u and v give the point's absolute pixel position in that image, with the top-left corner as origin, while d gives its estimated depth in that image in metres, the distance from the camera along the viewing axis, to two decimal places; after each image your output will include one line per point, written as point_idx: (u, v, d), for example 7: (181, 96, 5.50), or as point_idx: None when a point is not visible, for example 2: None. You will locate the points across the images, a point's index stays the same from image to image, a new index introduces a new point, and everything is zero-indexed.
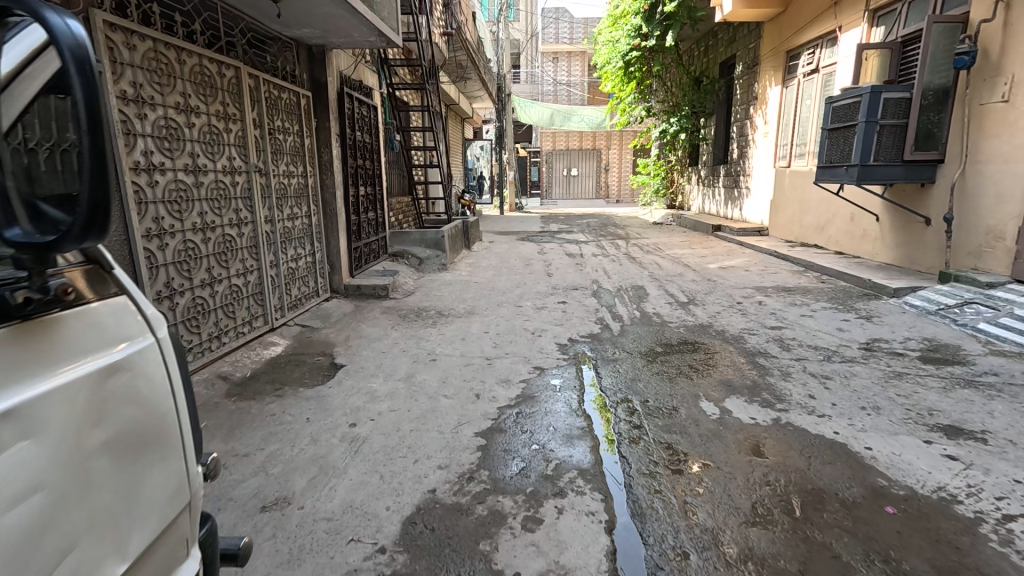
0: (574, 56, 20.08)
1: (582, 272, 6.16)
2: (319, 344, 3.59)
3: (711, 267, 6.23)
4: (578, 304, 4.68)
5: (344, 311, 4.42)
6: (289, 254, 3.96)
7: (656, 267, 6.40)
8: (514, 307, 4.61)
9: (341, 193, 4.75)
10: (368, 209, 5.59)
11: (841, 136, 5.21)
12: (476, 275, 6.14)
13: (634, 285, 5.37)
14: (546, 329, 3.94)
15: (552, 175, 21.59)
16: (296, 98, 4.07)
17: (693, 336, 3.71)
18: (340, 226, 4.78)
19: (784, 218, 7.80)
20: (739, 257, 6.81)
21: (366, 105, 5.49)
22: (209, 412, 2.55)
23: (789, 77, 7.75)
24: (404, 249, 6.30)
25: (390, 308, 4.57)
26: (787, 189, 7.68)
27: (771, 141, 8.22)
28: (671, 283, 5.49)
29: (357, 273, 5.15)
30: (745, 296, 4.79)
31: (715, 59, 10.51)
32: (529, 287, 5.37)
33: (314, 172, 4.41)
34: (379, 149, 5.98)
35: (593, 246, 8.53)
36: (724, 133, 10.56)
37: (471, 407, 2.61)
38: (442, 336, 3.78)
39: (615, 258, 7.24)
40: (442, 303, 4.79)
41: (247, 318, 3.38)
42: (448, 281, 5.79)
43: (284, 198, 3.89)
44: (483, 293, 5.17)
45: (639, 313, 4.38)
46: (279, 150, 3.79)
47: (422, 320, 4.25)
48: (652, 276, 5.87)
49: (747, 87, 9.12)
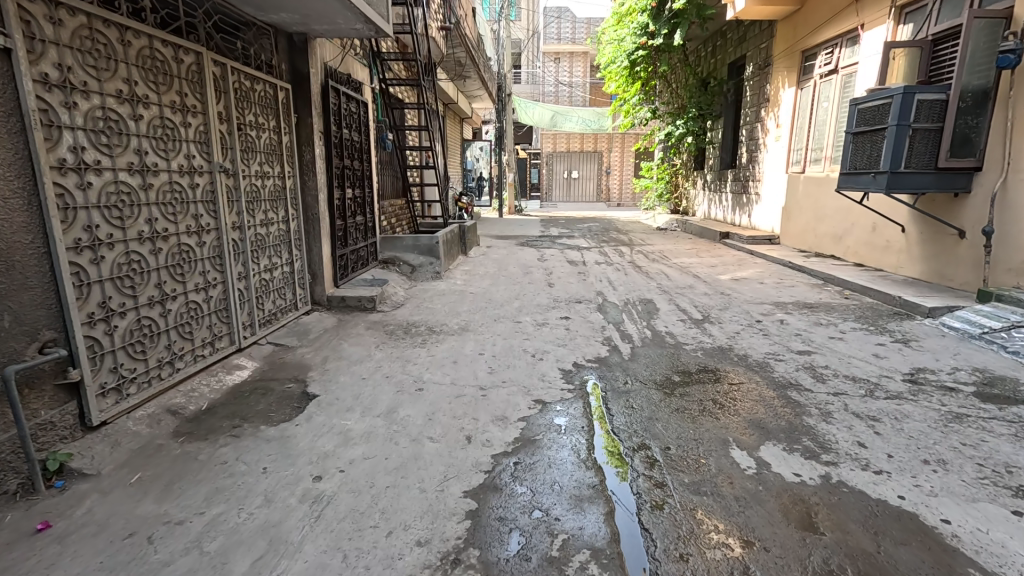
0: (576, 57, 19.69)
1: (585, 283, 5.76)
2: (292, 368, 3.18)
3: (723, 279, 5.84)
4: (582, 320, 4.29)
5: (325, 326, 4.01)
6: (262, 264, 3.56)
7: (664, 278, 5.99)
8: (512, 323, 4.21)
9: (323, 196, 4.35)
10: (356, 213, 5.20)
11: (868, 140, 4.82)
12: (473, 285, 5.73)
13: (642, 299, 4.97)
14: (548, 351, 3.54)
15: (552, 177, 21.20)
16: (272, 90, 3.66)
17: (713, 362, 3.30)
18: (324, 232, 4.38)
19: (796, 225, 7.42)
20: (752, 267, 6.42)
21: (355, 101, 5.09)
22: (147, 459, 2.13)
23: (804, 78, 7.36)
24: (396, 255, 5.90)
25: (376, 323, 4.16)
26: (801, 196, 7.30)
27: (783, 145, 7.85)
28: (682, 296, 5.10)
29: (342, 282, 4.75)
30: (764, 313, 4.39)
31: (723, 59, 10.12)
32: (529, 300, 4.98)
33: (294, 173, 4.00)
34: (369, 149, 5.58)
35: (595, 253, 8.13)
36: (732, 136, 10.18)
37: (462, 455, 2.20)
38: (431, 358, 3.37)
39: (619, 267, 6.85)
40: (434, 317, 4.39)
41: (209, 338, 2.97)
42: (441, 291, 5.39)
43: (257, 202, 3.48)
44: (479, 305, 4.78)
45: (650, 332, 3.98)
46: (251, 148, 3.39)
47: (411, 338, 3.84)
48: (661, 288, 5.48)
49: (758, 89, 8.74)
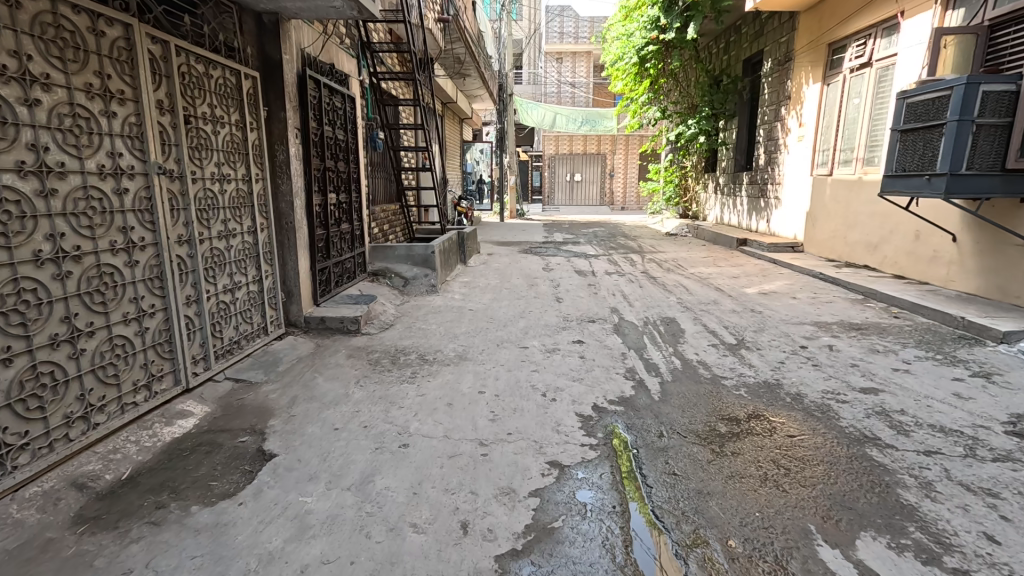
0: (579, 56, 19.21)
1: (597, 298, 5.19)
2: (250, 413, 2.60)
3: (750, 294, 5.26)
4: (598, 345, 3.71)
5: (299, 354, 3.44)
6: (221, 284, 2.98)
7: (685, 292, 5.42)
8: (517, 349, 3.63)
9: (299, 202, 3.77)
10: (341, 221, 4.63)
11: (922, 138, 4.24)
12: (472, 300, 5.16)
13: (663, 318, 4.40)
14: (562, 388, 2.95)
15: (554, 180, 20.67)
16: (234, 78, 3.09)
17: (764, 406, 2.72)
18: (300, 243, 3.82)
19: (823, 232, 6.85)
20: (779, 279, 5.85)
21: (339, 95, 4.52)
22: (21, 568, 1.55)
23: (831, 73, 6.79)
24: (387, 266, 5.33)
25: (359, 350, 3.58)
26: (829, 200, 6.73)
27: (808, 146, 7.27)
28: (708, 315, 4.53)
29: (322, 300, 4.18)
30: (808, 337, 3.81)
31: (737, 55, 9.60)
32: (535, 319, 4.41)
33: (263, 176, 3.44)
34: (357, 149, 5.01)
35: (604, 261, 7.57)
36: (746, 136, 9.63)
37: (455, 560, 1.62)
38: (422, 399, 2.80)
39: (632, 278, 6.28)
40: (427, 342, 3.81)
41: (143, 379, 2.39)
42: (437, 308, 4.81)
43: (215, 210, 2.91)
44: (479, 326, 4.20)
45: (680, 362, 3.41)
46: (206, 145, 2.83)
47: (398, 369, 3.26)
48: (682, 304, 4.91)
49: (778, 86, 8.18)
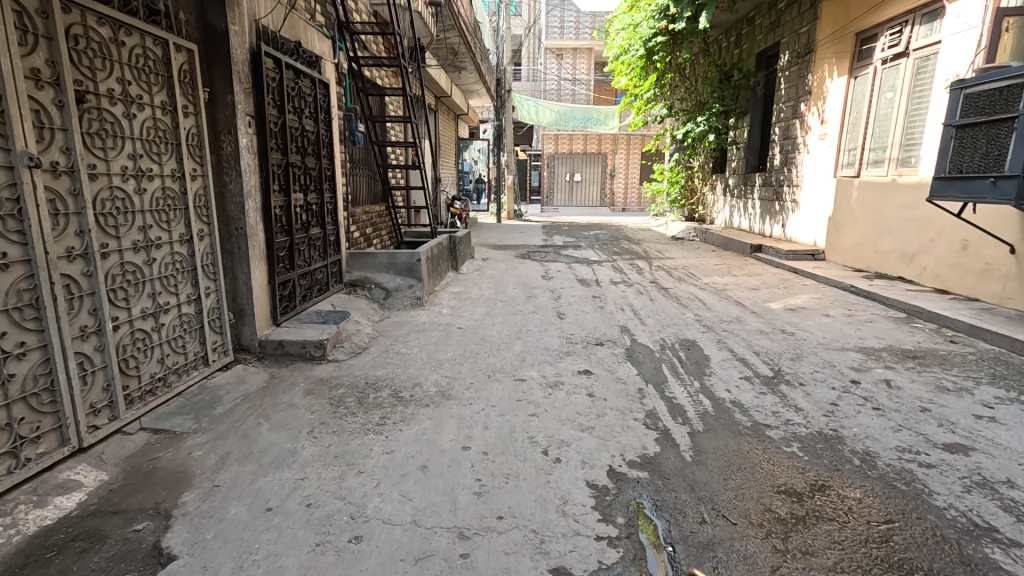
0: (580, 52, 18.56)
1: (604, 315, 4.58)
2: (159, 482, 1.97)
3: (776, 311, 4.67)
4: (610, 379, 3.09)
5: (246, 390, 2.82)
6: (138, 307, 2.36)
7: (702, 308, 4.82)
8: (513, 382, 3.02)
9: (252, 204, 3.15)
10: (310, 225, 4.02)
11: (984, 134, 3.65)
12: (462, 315, 4.55)
13: (683, 342, 3.80)
14: (567, 442, 2.34)
15: (553, 180, 20.04)
16: (159, 49, 2.48)
17: (828, 473, 2.11)
18: (254, 253, 3.20)
19: (849, 239, 6.27)
20: (806, 292, 5.25)
21: (307, 79, 3.90)
22: None
23: (859, 65, 6.20)
24: (366, 276, 4.73)
25: (321, 384, 2.96)
26: (856, 204, 6.15)
27: (831, 144, 6.69)
28: (733, 337, 3.93)
29: (284, 318, 3.56)
30: (858, 369, 3.21)
31: (750, 48, 9.01)
32: (533, 341, 3.80)
33: (203, 171, 2.81)
34: (332, 143, 4.39)
35: (609, 269, 6.96)
36: (759, 135, 9.11)
37: None
38: (390, 460, 2.18)
39: (641, 289, 5.67)
40: (404, 372, 3.19)
41: (5, 445, 1.79)
42: (421, 325, 4.20)
43: (127, 214, 2.29)
44: (467, 350, 3.59)
45: (711, 402, 2.80)
46: (112, 132, 2.21)
47: (365, 411, 2.64)
48: (701, 323, 4.31)
49: (796, 81, 7.57)
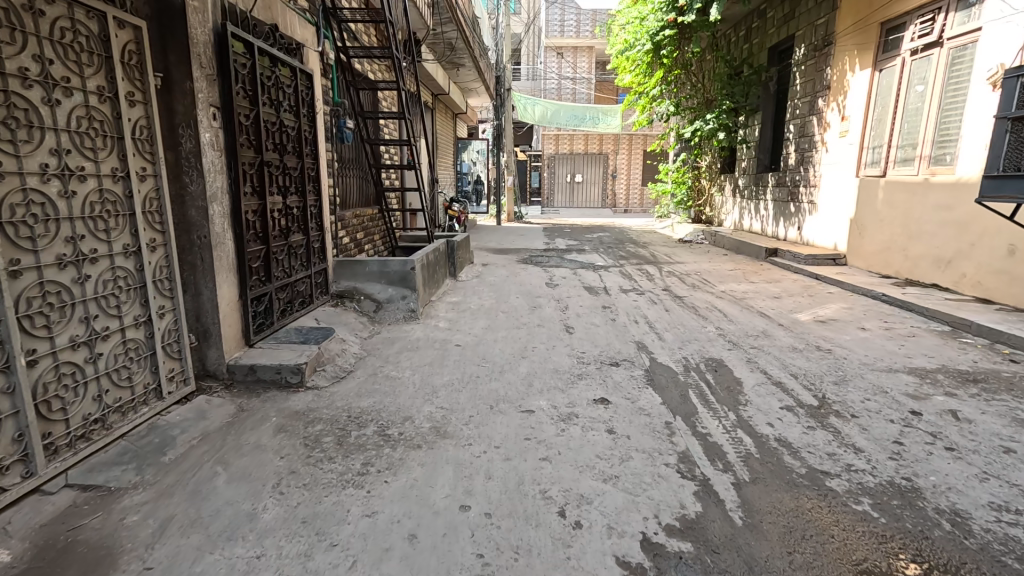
0: (581, 51, 18.16)
1: (617, 329, 4.16)
2: (73, 565, 1.55)
3: (805, 323, 4.25)
4: (631, 411, 2.67)
5: (206, 429, 2.39)
6: (65, 336, 1.95)
7: (724, 320, 4.40)
8: (519, 415, 2.61)
9: (218, 208, 2.73)
10: (292, 231, 3.60)
11: None
12: (461, 329, 4.14)
13: (708, 362, 3.38)
14: (589, 499, 1.92)
15: (554, 181, 19.65)
16: (95, 24, 2.07)
17: (917, 545, 1.69)
18: (221, 266, 2.78)
19: (875, 243, 5.86)
20: (834, 302, 4.84)
21: (286, 68, 3.49)
22: None
23: (885, 57, 5.80)
24: (355, 286, 4.31)
25: (295, 419, 2.54)
26: (882, 205, 5.74)
27: (853, 142, 6.28)
28: (764, 355, 3.52)
29: (258, 338, 3.14)
30: (914, 396, 2.80)
31: (762, 43, 8.64)
32: (540, 362, 3.39)
33: (155, 171, 2.40)
34: (316, 140, 3.97)
35: (617, 275, 6.55)
36: (770, 134, 8.77)
37: None
38: (371, 527, 1.76)
39: (654, 298, 5.26)
40: (393, 402, 2.76)
41: None
42: (415, 342, 3.78)
43: (47, 221, 1.87)
44: (466, 373, 3.17)
45: (752, 440, 2.38)
46: (25, 121, 1.80)
47: (344, 456, 2.22)
48: (725, 338, 3.90)
49: (813, 76, 7.17)
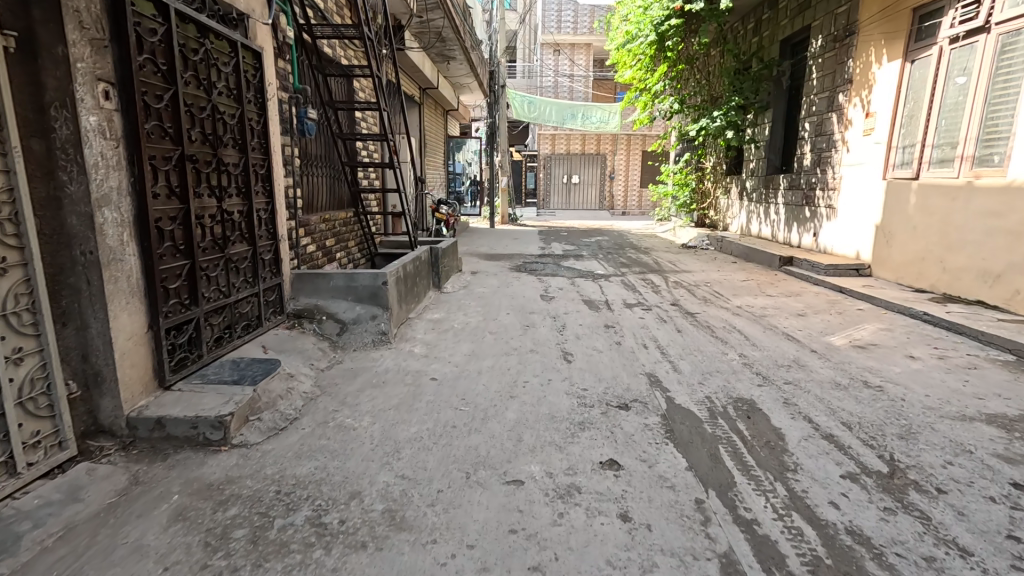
0: (578, 47, 17.56)
1: (623, 356, 3.54)
2: None
3: (843, 349, 3.65)
4: (649, 482, 2.06)
5: (73, 520, 1.74)
6: None
7: (747, 344, 3.79)
8: (503, 491, 1.98)
9: (110, 215, 2.09)
10: (232, 240, 2.96)
11: None
12: (440, 355, 3.51)
13: (738, 405, 2.76)
14: None
15: (550, 182, 19.03)
16: None
17: None
18: (116, 289, 2.13)
19: (905, 253, 5.28)
20: (869, 322, 4.25)
21: (222, 41, 2.87)
22: None
23: (917, 47, 5.23)
24: (316, 304, 3.69)
25: (203, 498, 1.89)
26: (912, 210, 5.17)
27: (879, 141, 5.70)
28: (803, 394, 2.90)
29: (178, 377, 2.49)
30: (1009, 460, 2.19)
31: (773, 35, 8.08)
32: (532, 404, 2.76)
33: (6, 165, 1.76)
34: (268, 131, 3.33)
35: (619, 286, 5.95)
36: (781, 133, 8.18)
37: None
38: None
39: (663, 314, 4.65)
40: (340, 468, 2.13)
41: None
42: (383, 374, 3.15)
43: None
44: (440, 421, 2.54)
45: (816, 534, 1.76)
46: None
47: (255, 565, 1.58)
48: (752, 369, 3.29)
49: (832, 69, 6.59)
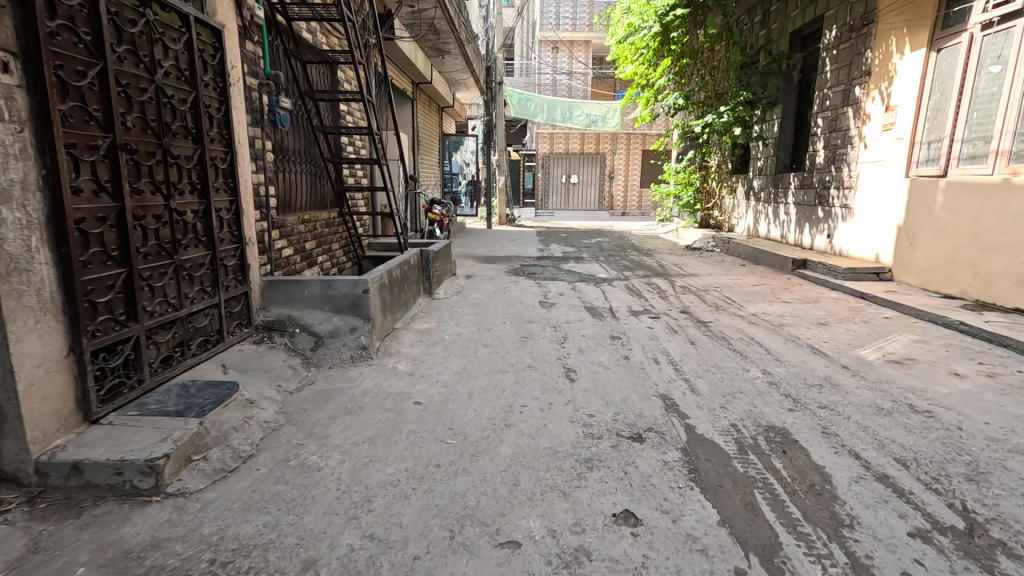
0: (577, 45, 17.15)
1: (633, 373, 3.15)
2: None
3: (878, 365, 3.26)
4: (676, 544, 1.67)
5: None
6: None
7: (770, 359, 3.40)
8: (495, 559, 1.59)
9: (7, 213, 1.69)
10: (185, 244, 2.56)
11: None
12: (426, 374, 3.11)
13: (769, 436, 2.38)
14: None
15: (548, 182, 18.63)
16: None
17: None
18: (20, 305, 1.73)
19: (931, 256, 4.91)
20: (900, 333, 3.86)
21: (171, 13, 2.47)
22: None
23: (943, 35, 4.88)
24: (290, 314, 3.31)
25: (115, 573, 1.50)
26: (939, 210, 4.80)
27: (901, 136, 5.33)
28: (843, 422, 2.52)
29: (109, 409, 2.09)
30: None
31: (782, 27, 7.71)
32: (531, 436, 2.37)
33: None
34: (232, 120, 2.94)
35: (623, 291, 5.55)
36: (791, 130, 7.83)
37: None
38: None
39: (673, 324, 4.27)
40: (295, 525, 1.74)
41: None
42: (359, 397, 2.75)
43: None
44: (422, 460, 2.15)
45: None
46: None
47: None
48: (779, 389, 2.90)
49: (848, 60, 6.22)
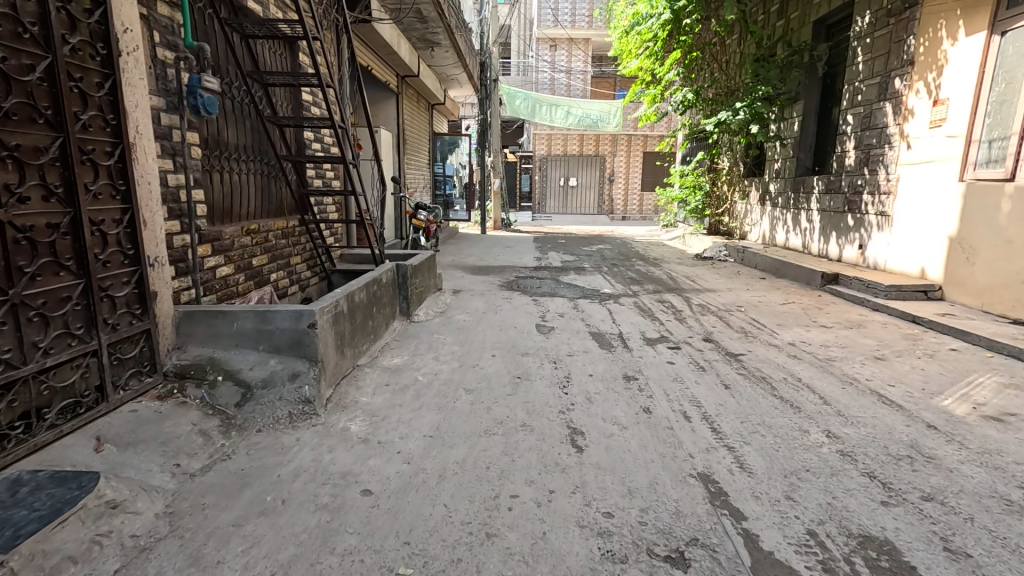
0: (576, 42, 16.47)
1: (658, 436, 2.40)
2: None
3: (973, 424, 2.52)
4: None
5: None
6: None
7: (831, 412, 2.66)
8: None
9: None
10: (31, 273, 1.81)
11: None
12: (386, 439, 2.34)
13: (872, 558, 1.62)
14: None
15: (546, 185, 17.90)
16: None
17: None
18: None
19: (994, 274, 4.18)
20: (982, 373, 3.13)
21: None
22: None
23: (1008, 15, 4.19)
24: (212, 356, 2.53)
25: None
26: (1004, 219, 4.09)
27: (954, 134, 4.62)
28: (969, 529, 1.77)
29: None
30: None
31: (804, 16, 7.01)
32: (524, 559, 1.61)
33: None
34: (128, 102, 2.19)
35: (633, 311, 4.81)
36: (813, 130, 7.10)
37: None
38: None
39: (698, 357, 3.52)
40: None
41: None
42: (286, 483, 1.98)
43: None
44: None
45: None
46: None
47: None
48: (859, 466, 2.15)
49: (886, 49, 5.52)
